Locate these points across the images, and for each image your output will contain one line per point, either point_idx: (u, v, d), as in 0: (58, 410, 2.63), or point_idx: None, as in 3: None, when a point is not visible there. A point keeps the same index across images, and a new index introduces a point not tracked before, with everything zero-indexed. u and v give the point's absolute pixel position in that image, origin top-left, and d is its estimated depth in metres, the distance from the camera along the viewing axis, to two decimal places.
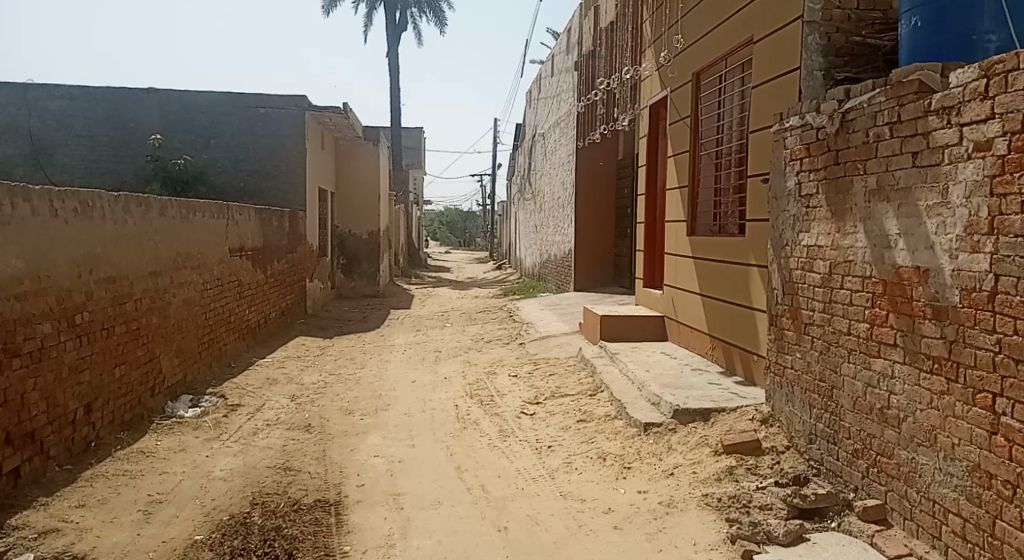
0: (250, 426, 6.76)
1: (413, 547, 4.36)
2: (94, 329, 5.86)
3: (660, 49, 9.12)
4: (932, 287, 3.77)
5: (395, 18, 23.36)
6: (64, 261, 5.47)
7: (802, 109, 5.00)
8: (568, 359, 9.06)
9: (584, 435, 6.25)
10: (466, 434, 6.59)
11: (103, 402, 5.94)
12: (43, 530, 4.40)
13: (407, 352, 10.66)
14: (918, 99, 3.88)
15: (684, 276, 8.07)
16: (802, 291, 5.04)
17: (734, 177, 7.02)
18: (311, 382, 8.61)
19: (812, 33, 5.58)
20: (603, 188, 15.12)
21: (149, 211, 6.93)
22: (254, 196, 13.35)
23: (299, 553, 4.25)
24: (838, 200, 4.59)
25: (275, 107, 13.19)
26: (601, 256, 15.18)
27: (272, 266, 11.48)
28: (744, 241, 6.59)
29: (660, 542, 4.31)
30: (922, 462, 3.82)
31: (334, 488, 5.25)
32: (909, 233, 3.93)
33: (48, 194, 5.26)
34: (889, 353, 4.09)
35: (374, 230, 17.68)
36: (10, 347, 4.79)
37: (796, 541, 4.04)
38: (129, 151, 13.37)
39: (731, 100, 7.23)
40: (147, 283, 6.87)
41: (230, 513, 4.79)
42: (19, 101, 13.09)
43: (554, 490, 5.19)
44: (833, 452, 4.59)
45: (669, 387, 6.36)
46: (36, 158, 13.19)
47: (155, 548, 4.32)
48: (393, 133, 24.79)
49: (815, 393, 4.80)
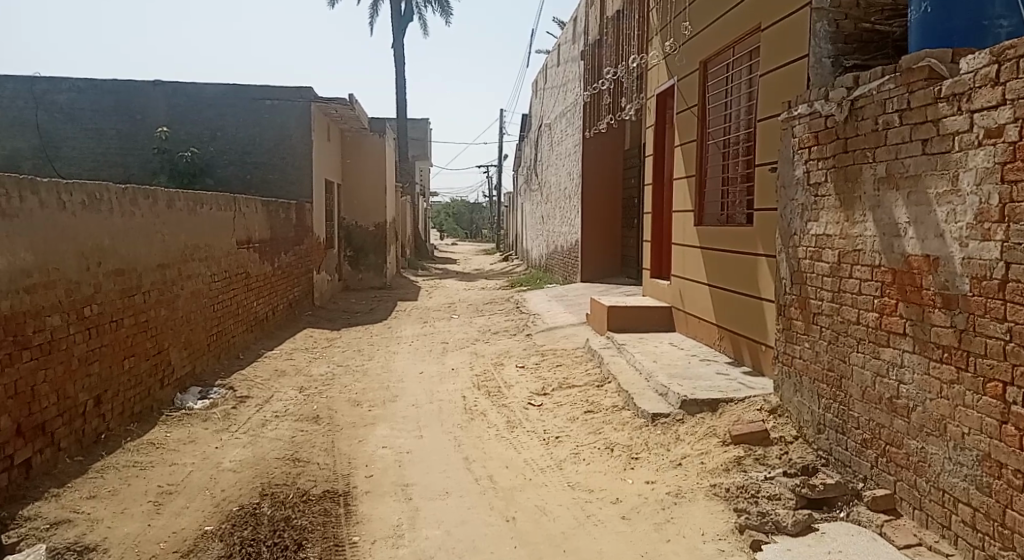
0: (260, 417, 6.78)
1: (422, 538, 4.37)
2: (104, 321, 5.89)
3: (667, 38, 9.07)
4: (942, 275, 3.75)
5: (400, 9, 23.26)
6: (72, 253, 5.48)
7: (810, 97, 4.96)
8: (575, 350, 9.04)
9: (592, 425, 6.24)
10: (474, 425, 6.60)
11: (113, 394, 5.97)
12: (55, 521, 4.43)
13: (414, 344, 10.65)
14: (928, 86, 3.85)
15: (692, 266, 8.05)
16: (810, 281, 5.01)
17: (742, 166, 7.01)
18: (319, 374, 8.63)
19: (821, 20, 5.53)
20: (611, 179, 15.09)
21: (157, 204, 6.95)
22: (261, 188, 13.35)
23: (309, 544, 4.27)
24: (847, 188, 4.55)
25: (280, 99, 13.18)
26: (609, 248, 15.15)
27: (279, 258, 11.50)
28: (752, 230, 6.56)
29: (668, 532, 4.31)
30: (932, 452, 3.81)
31: (343, 479, 5.27)
32: (919, 221, 3.91)
33: (55, 187, 5.27)
34: (898, 342, 4.07)
35: (381, 221, 17.70)
36: (20, 340, 4.82)
37: (805, 530, 4.05)
38: (137, 144, 13.39)
39: (739, 88, 7.20)
40: (155, 275, 6.88)
41: (240, 504, 4.81)
42: (26, 94, 13.07)
43: (562, 480, 5.19)
44: (842, 442, 4.57)
45: (677, 378, 6.35)
46: (44, 151, 13.20)
47: (166, 539, 4.34)
48: (399, 125, 24.79)
49: (824, 383, 4.78)
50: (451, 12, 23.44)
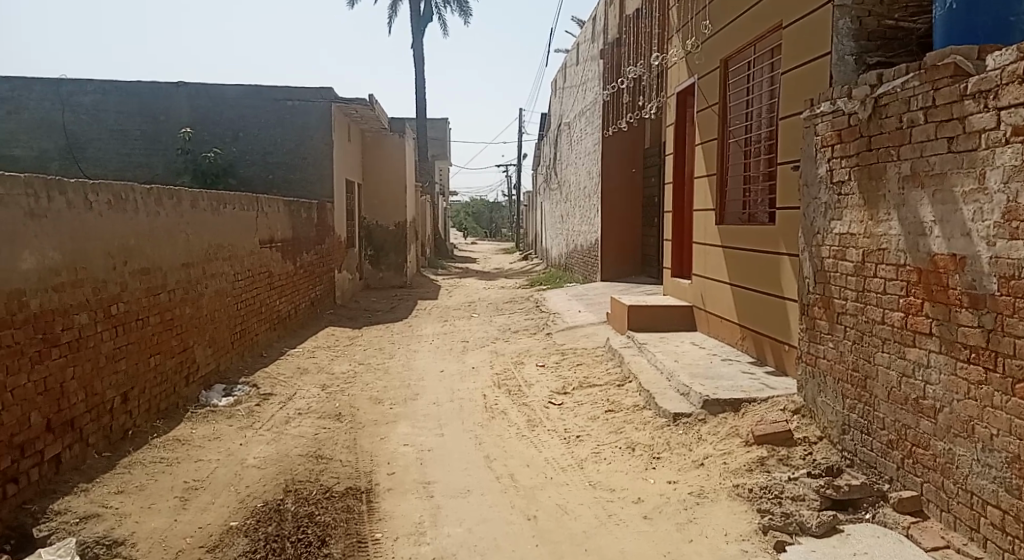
0: (283, 415, 6.84)
1: (443, 535, 4.40)
2: (130, 320, 5.97)
3: (686, 36, 9.04)
4: (969, 275, 3.71)
5: (420, 10, 23.35)
6: (99, 254, 5.56)
7: (833, 95, 4.92)
8: (595, 349, 9.05)
9: (613, 425, 6.24)
10: (494, 423, 6.63)
11: (139, 391, 6.05)
12: (85, 515, 4.50)
13: (434, 342, 10.70)
14: (954, 83, 3.81)
15: (713, 265, 8.01)
16: (834, 280, 4.98)
17: (764, 165, 6.97)
18: (340, 371, 8.70)
19: (844, 17, 5.47)
20: (631, 177, 15.06)
21: (181, 204, 7.03)
22: (282, 188, 13.46)
23: (332, 540, 4.31)
24: (871, 186, 4.52)
25: (301, 100, 13.31)
26: (628, 246, 15.14)
27: (301, 257, 11.59)
28: (774, 230, 6.52)
29: (690, 532, 4.30)
30: (960, 453, 3.77)
31: (365, 476, 5.31)
32: (945, 220, 3.88)
33: (82, 188, 5.35)
34: (924, 342, 4.04)
35: (402, 221, 17.76)
36: (49, 337, 4.90)
37: (829, 532, 4.04)
38: (161, 145, 13.54)
39: (760, 86, 7.16)
40: (179, 274, 6.96)
41: (264, 499, 4.87)
42: (53, 95, 13.25)
43: (583, 479, 5.20)
44: (867, 442, 4.54)
45: (698, 377, 6.34)
46: (70, 152, 13.38)
47: (191, 534, 4.40)
48: (419, 124, 24.91)
49: (849, 383, 4.75)
50: (470, 12, 23.48)
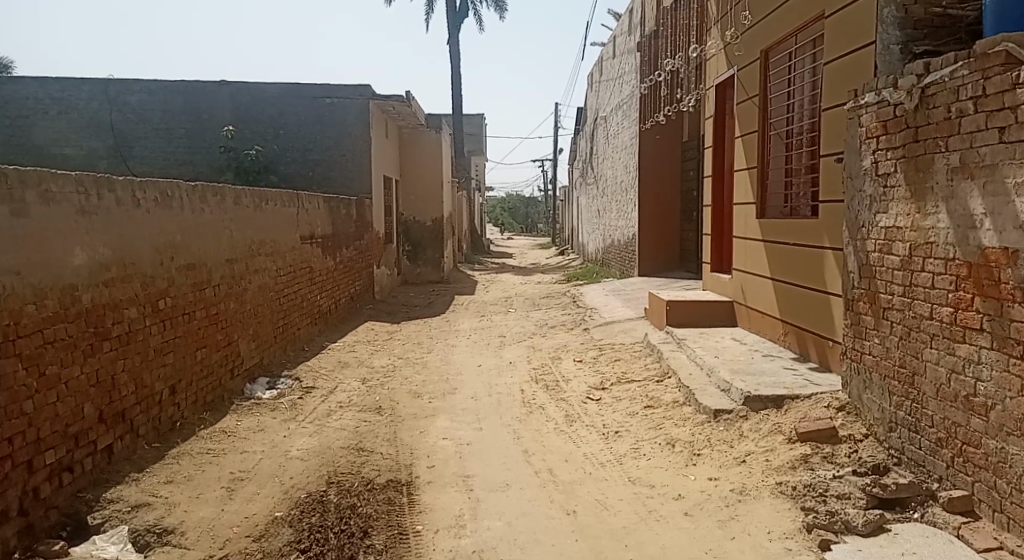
0: (325, 408, 6.94)
1: (484, 528, 4.43)
2: (176, 314, 6.09)
3: (725, 27, 8.94)
4: (1022, 269, 3.63)
5: (456, 6, 23.39)
6: (146, 249, 5.68)
7: (878, 85, 4.83)
8: (634, 345, 9.01)
9: (652, 420, 6.22)
10: (533, 418, 6.64)
11: (186, 384, 6.18)
12: (136, 504, 4.61)
13: (472, 337, 10.75)
14: (1005, 72, 3.71)
15: (754, 260, 7.92)
16: (880, 275, 4.90)
17: (806, 157, 6.87)
18: (380, 365, 8.79)
19: (888, 5, 5.39)
20: (669, 171, 14.93)
21: (225, 200, 7.16)
22: (322, 184, 13.61)
23: (374, 531, 4.37)
24: (918, 178, 4.44)
25: (340, 97, 13.45)
26: (667, 240, 15.03)
27: (341, 253, 11.72)
28: (817, 223, 6.43)
29: (733, 529, 4.28)
30: (1013, 452, 3.69)
31: (405, 468, 5.37)
32: (996, 212, 3.79)
33: (130, 185, 5.48)
34: (975, 338, 3.95)
35: (439, 217, 17.87)
36: (100, 331, 5.02)
37: (876, 531, 3.99)
38: (204, 143, 13.78)
39: (802, 76, 7.06)
40: (224, 269, 7.09)
41: (308, 491, 4.94)
42: (100, 95, 13.56)
43: (622, 475, 5.19)
44: (915, 440, 4.47)
45: (739, 373, 6.29)
46: (117, 150, 13.68)
47: (238, 524, 4.48)
48: (455, 120, 25.00)
49: (896, 379, 4.67)
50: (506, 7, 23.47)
